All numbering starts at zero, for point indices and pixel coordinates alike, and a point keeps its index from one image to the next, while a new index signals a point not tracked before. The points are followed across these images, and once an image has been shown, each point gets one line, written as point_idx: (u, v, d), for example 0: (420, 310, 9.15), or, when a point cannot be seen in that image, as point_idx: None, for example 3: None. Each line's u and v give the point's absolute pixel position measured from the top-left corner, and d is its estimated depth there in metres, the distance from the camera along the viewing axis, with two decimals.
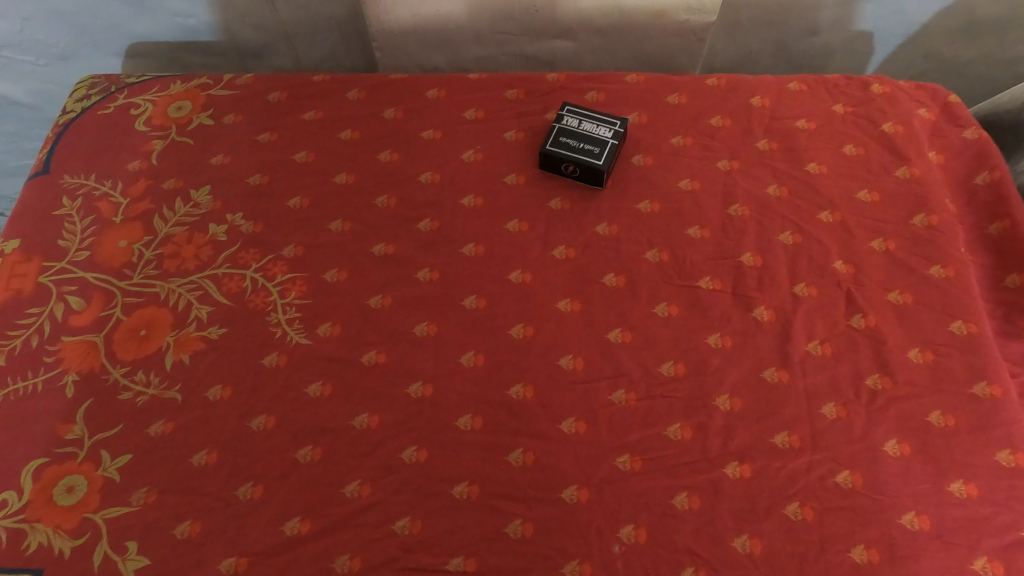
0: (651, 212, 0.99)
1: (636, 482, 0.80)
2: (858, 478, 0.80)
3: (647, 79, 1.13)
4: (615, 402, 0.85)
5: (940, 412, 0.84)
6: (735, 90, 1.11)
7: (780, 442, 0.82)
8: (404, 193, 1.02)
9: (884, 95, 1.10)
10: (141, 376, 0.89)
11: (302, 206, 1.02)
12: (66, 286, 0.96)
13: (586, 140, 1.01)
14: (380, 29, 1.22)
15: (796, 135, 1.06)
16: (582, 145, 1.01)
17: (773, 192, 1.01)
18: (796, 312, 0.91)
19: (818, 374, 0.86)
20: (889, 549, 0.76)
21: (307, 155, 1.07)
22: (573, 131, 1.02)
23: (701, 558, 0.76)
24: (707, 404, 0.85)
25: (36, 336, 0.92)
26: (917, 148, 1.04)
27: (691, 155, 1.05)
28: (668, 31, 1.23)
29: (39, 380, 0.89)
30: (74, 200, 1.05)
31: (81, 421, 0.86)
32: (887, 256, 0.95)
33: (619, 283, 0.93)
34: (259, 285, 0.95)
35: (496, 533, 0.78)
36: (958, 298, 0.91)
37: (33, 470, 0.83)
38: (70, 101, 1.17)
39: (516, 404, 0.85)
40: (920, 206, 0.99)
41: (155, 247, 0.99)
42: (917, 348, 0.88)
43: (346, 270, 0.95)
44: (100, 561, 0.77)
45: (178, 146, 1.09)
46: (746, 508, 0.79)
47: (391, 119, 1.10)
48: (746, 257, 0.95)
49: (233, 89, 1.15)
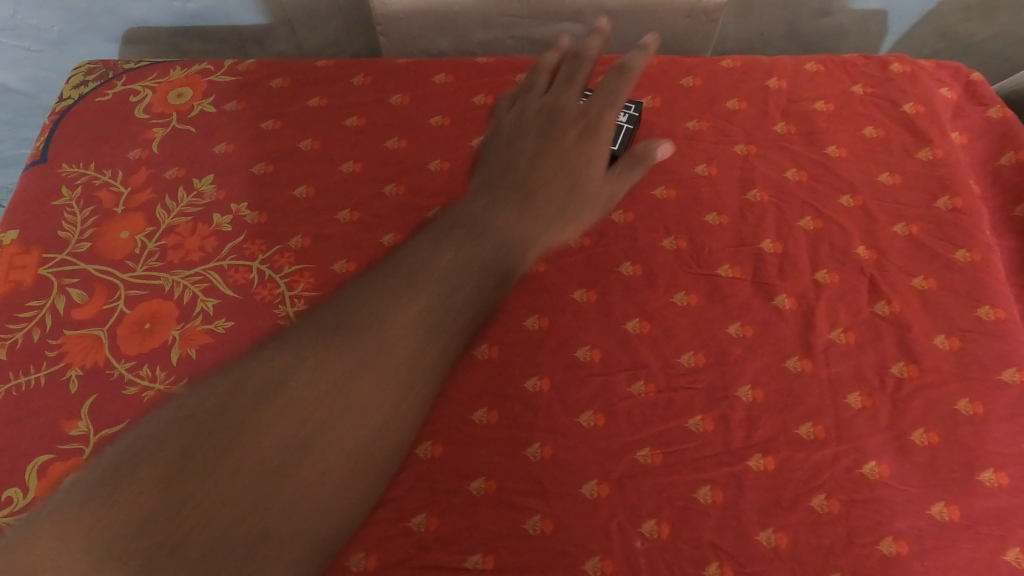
0: (667, 199, 0.97)
1: (657, 475, 0.78)
2: (885, 468, 0.78)
3: (660, 61, 1.10)
4: (634, 394, 0.83)
5: (969, 400, 0.81)
6: (751, 71, 1.08)
7: (804, 432, 0.80)
8: (413, 182, 1.00)
9: (905, 75, 1.06)
10: (146, 370, 0.86)
11: (308, 195, 0.99)
12: (67, 278, 0.94)
13: None
14: (384, 13, 1.19)
15: (815, 117, 1.03)
16: None
17: (792, 176, 0.98)
18: (818, 299, 0.88)
19: (843, 363, 0.84)
20: (919, 541, 0.74)
21: (313, 143, 1.04)
22: None
23: (725, 552, 0.74)
24: (729, 395, 0.83)
25: (38, 330, 0.90)
26: (940, 129, 1.01)
27: (707, 140, 1.02)
28: (680, 11, 1.19)
29: (42, 375, 0.87)
30: (74, 189, 1.02)
31: (86, 417, 0.84)
32: (911, 241, 0.93)
33: (636, 272, 0.91)
34: (267, 278, 0.93)
35: (514, 529, 0.76)
36: (985, 283, 0.89)
37: (38, 467, 0.81)
38: (67, 88, 1.14)
39: (532, 397, 0.83)
40: (943, 189, 0.96)
41: (158, 238, 0.96)
42: (943, 335, 0.86)
43: (356, 261, 0.93)
44: None
45: (179, 134, 1.06)
46: (771, 500, 0.77)
47: (398, 105, 1.07)
48: (766, 243, 0.93)
49: (234, 74, 1.12)
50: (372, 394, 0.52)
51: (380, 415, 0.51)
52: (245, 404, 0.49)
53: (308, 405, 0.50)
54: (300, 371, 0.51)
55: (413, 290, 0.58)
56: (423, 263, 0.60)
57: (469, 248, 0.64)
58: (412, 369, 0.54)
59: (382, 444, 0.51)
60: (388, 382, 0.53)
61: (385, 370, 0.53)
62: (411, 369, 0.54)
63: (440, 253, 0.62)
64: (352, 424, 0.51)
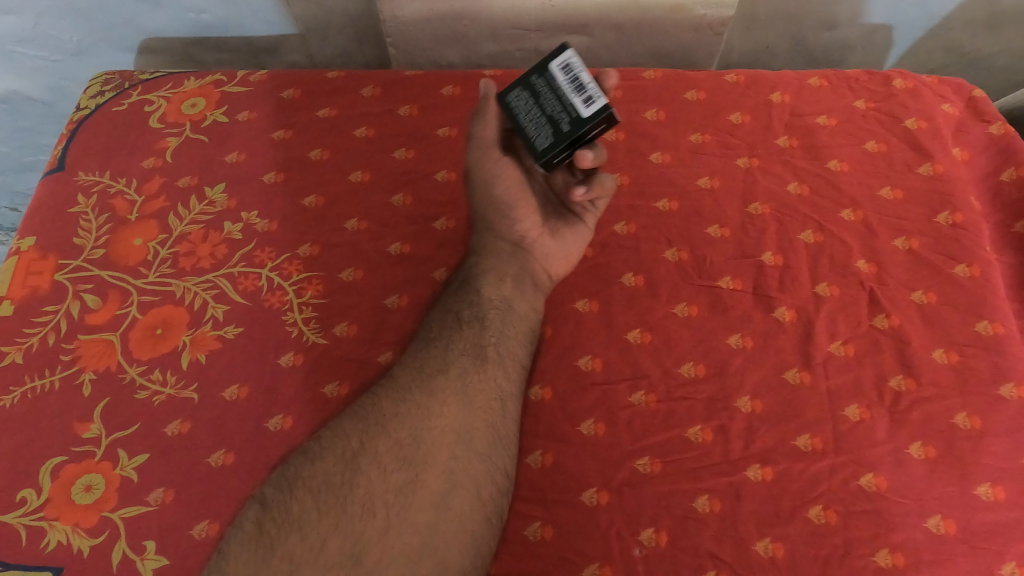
0: (669, 210, 0.98)
1: (657, 483, 0.80)
2: (882, 480, 0.79)
3: (664, 74, 1.11)
4: (634, 403, 0.84)
5: (966, 414, 0.82)
6: (755, 86, 1.10)
7: (803, 444, 0.81)
8: (420, 192, 1.02)
9: (908, 91, 1.07)
10: (157, 375, 0.89)
11: (317, 204, 1.01)
12: (81, 284, 0.96)
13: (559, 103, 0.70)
14: (394, 25, 1.21)
15: (818, 131, 1.04)
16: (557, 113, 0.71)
17: (793, 190, 0.99)
18: (818, 312, 0.90)
19: (842, 375, 0.85)
20: (914, 554, 0.75)
21: (322, 153, 1.06)
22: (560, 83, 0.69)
23: (722, 561, 0.75)
24: (728, 406, 0.84)
25: (53, 335, 0.92)
26: (941, 144, 1.02)
27: (710, 153, 1.03)
28: (686, 25, 1.21)
29: (56, 379, 0.89)
30: (90, 197, 1.04)
31: (99, 420, 0.86)
32: (911, 255, 0.94)
33: (638, 283, 0.93)
34: (276, 285, 0.95)
35: (516, 535, 0.78)
36: (985, 298, 0.89)
37: (52, 468, 0.83)
38: (84, 97, 1.16)
39: (535, 405, 0.85)
40: (944, 205, 0.97)
41: (170, 245, 0.99)
42: (942, 349, 0.87)
43: (363, 269, 0.96)
44: (120, 560, 0.77)
45: (193, 143, 1.09)
46: (769, 510, 0.78)
47: (407, 116, 1.09)
48: (767, 256, 0.94)
49: (246, 85, 1.14)
50: (440, 464, 0.66)
51: (458, 465, 0.66)
52: (358, 506, 0.62)
53: (398, 481, 0.64)
54: (376, 461, 0.64)
55: (441, 394, 0.70)
56: (444, 369, 0.72)
57: (465, 349, 0.74)
58: (464, 430, 0.69)
59: (471, 474, 0.67)
60: (439, 451, 0.66)
61: (433, 441, 0.67)
62: (464, 432, 0.68)
63: (444, 368, 0.72)
64: (458, 479, 0.66)
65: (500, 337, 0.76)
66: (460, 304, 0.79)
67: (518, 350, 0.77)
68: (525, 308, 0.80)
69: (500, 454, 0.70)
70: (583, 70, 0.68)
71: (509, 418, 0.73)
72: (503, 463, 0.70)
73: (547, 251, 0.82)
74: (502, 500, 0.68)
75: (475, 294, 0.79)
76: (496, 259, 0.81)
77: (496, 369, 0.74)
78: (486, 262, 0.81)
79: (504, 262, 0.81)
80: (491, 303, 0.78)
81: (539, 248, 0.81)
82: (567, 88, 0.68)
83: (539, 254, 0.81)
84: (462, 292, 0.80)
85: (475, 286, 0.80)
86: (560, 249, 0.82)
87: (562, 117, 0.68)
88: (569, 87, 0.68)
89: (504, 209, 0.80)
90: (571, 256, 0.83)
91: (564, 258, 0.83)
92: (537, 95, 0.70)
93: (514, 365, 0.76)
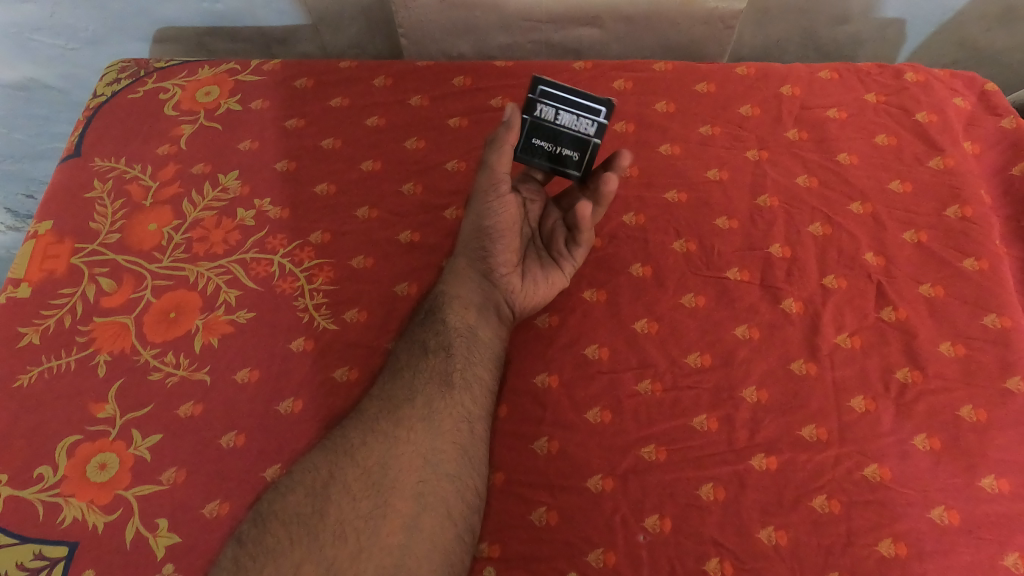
0: (678, 202, 0.99)
1: (661, 471, 0.80)
2: (886, 471, 0.79)
3: (675, 67, 1.11)
4: (640, 392, 0.85)
5: (972, 406, 0.82)
6: (765, 78, 1.10)
7: (808, 434, 0.82)
8: (431, 181, 1.03)
9: (919, 84, 1.07)
10: (171, 357, 0.90)
11: (329, 192, 1.03)
12: (97, 267, 0.98)
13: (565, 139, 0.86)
14: (406, 15, 1.22)
15: (827, 124, 1.05)
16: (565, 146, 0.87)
17: (802, 182, 1.00)
18: (825, 303, 0.90)
19: (848, 367, 0.86)
20: (917, 544, 0.75)
21: (335, 142, 1.07)
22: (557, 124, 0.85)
23: (725, 548, 0.76)
24: (734, 396, 0.84)
25: (69, 317, 0.94)
26: (952, 138, 1.02)
27: (719, 145, 1.04)
28: (697, 18, 1.21)
29: (72, 360, 0.90)
30: (105, 182, 1.06)
31: (113, 401, 0.87)
32: (919, 248, 0.94)
33: (645, 273, 0.93)
34: (288, 271, 0.96)
35: (521, 519, 0.79)
36: (992, 291, 0.90)
37: (67, 446, 0.84)
38: (101, 84, 1.18)
39: (542, 392, 0.86)
40: (953, 198, 0.97)
41: (184, 231, 1.00)
42: (949, 342, 0.87)
43: (373, 256, 0.97)
44: (133, 536, 0.78)
45: (206, 131, 1.10)
46: (772, 499, 0.78)
47: (418, 106, 1.10)
48: (775, 248, 0.94)
49: (260, 74, 1.16)
50: (408, 487, 0.70)
51: (426, 488, 0.71)
52: (329, 535, 0.66)
53: (367, 506, 0.68)
54: (344, 490, 0.69)
55: (407, 422, 0.74)
56: (410, 398, 0.76)
57: (431, 377, 0.78)
58: (431, 454, 0.73)
59: (440, 495, 0.71)
60: (406, 477, 0.71)
61: (400, 468, 0.71)
62: (431, 455, 0.73)
63: (410, 398, 0.76)
64: (427, 500, 0.70)
65: (466, 363, 0.80)
66: (427, 334, 0.83)
67: (484, 374, 0.81)
68: (488, 336, 0.84)
69: (470, 474, 0.74)
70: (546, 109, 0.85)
71: (477, 438, 0.77)
72: (473, 481, 0.74)
73: (514, 286, 0.86)
74: (472, 516, 0.73)
75: (441, 323, 0.83)
76: (461, 291, 0.86)
77: (462, 393, 0.78)
78: (456, 290, 0.86)
79: (471, 291, 0.86)
80: (456, 331, 0.83)
81: (507, 282, 0.86)
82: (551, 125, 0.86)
83: (506, 287, 0.86)
84: (426, 326, 0.84)
85: (441, 315, 0.84)
86: (527, 287, 0.86)
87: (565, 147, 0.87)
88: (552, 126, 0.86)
89: (490, 239, 0.85)
90: (537, 296, 0.87)
91: (531, 295, 0.87)
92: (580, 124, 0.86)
93: (481, 388, 0.80)
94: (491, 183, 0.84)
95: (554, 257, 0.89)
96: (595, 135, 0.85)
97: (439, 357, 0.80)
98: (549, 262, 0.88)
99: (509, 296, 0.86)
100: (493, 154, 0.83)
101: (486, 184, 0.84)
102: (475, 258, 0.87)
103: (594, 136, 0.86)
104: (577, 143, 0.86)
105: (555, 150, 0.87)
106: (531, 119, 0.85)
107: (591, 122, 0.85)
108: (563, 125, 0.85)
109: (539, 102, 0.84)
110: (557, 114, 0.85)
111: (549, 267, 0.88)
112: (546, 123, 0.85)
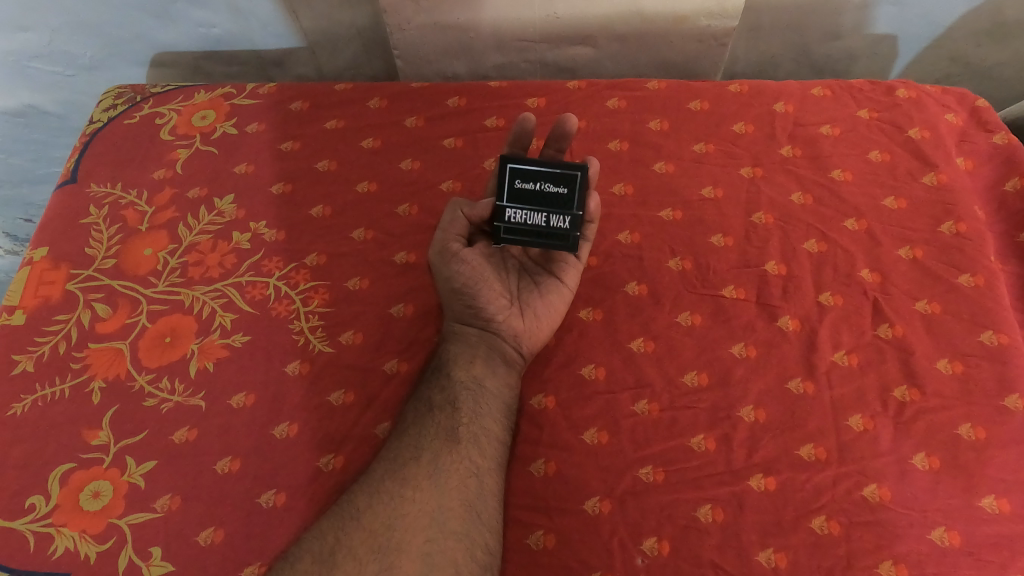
0: (673, 220, 0.99)
1: (659, 493, 0.80)
2: (885, 491, 0.79)
3: (668, 85, 1.12)
4: (637, 412, 0.85)
5: (971, 424, 0.82)
6: (758, 96, 1.10)
7: (806, 454, 0.81)
8: (426, 202, 1.03)
9: (911, 100, 1.08)
10: (166, 383, 0.90)
11: (325, 214, 1.03)
12: (92, 293, 0.98)
13: (538, 196, 0.80)
14: (401, 37, 1.23)
15: (821, 141, 1.05)
16: (538, 186, 0.80)
17: (796, 199, 1.00)
18: (821, 321, 0.90)
19: (845, 385, 0.85)
20: (917, 566, 0.74)
21: (330, 163, 1.08)
22: (550, 202, 0.80)
23: (724, 571, 0.75)
24: (731, 415, 0.84)
25: (63, 344, 0.93)
26: (945, 154, 1.02)
27: (713, 162, 1.04)
28: (690, 36, 1.21)
29: (66, 387, 0.90)
30: (101, 208, 1.06)
31: (107, 427, 0.87)
32: (915, 265, 0.94)
33: (642, 292, 0.93)
34: (283, 294, 0.96)
35: (518, 544, 0.78)
36: (989, 307, 0.89)
37: (60, 475, 0.84)
38: (97, 110, 1.19)
39: (538, 414, 0.86)
40: (948, 214, 0.97)
41: (180, 255, 1.00)
42: (947, 359, 0.86)
43: (369, 278, 0.97)
44: (126, 565, 0.78)
45: (202, 154, 1.11)
46: (771, 520, 0.78)
47: (414, 127, 1.10)
48: (770, 265, 0.94)
49: (256, 97, 1.16)
50: (415, 548, 0.70)
51: (433, 548, 0.70)
52: None
53: (373, 570, 0.68)
54: (350, 555, 0.69)
55: (413, 481, 0.74)
56: (416, 456, 0.77)
57: (437, 433, 0.78)
58: (437, 513, 0.73)
59: (448, 554, 0.70)
60: (412, 538, 0.71)
61: (406, 528, 0.71)
62: (438, 513, 0.73)
63: (416, 456, 0.77)
64: (433, 560, 0.69)
65: (473, 416, 0.80)
66: (432, 391, 0.83)
67: (492, 425, 0.81)
68: (496, 386, 0.84)
69: (480, 530, 0.73)
70: (561, 214, 0.80)
71: (487, 492, 0.76)
72: (484, 538, 0.73)
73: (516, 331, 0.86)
74: None
75: (445, 379, 0.83)
76: (464, 344, 0.86)
77: (468, 447, 0.78)
78: (459, 345, 0.86)
79: (473, 346, 0.86)
80: (460, 385, 0.83)
81: (508, 326, 0.87)
82: (552, 199, 0.80)
83: (510, 333, 0.87)
84: (432, 381, 0.84)
85: (446, 371, 0.84)
86: (530, 324, 0.87)
87: (529, 185, 0.79)
88: (550, 199, 0.80)
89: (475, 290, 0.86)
90: (543, 329, 0.88)
91: (536, 334, 0.87)
92: (517, 212, 0.80)
93: (489, 440, 0.80)
94: (443, 245, 0.85)
95: (553, 289, 0.89)
96: (505, 203, 0.80)
97: (442, 414, 0.80)
98: (550, 283, 0.89)
99: (515, 340, 0.87)
100: (447, 217, 0.87)
101: (438, 247, 0.86)
102: (467, 311, 0.87)
103: (507, 204, 0.80)
104: (522, 197, 0.80)
105: (543, 182, 0.80)
106: (574, 214, 0.80)
107: (508, 223, 0.80)
108: (542, 209, 0.80)
109: (566, 230, 0.80)
110: (549, 217, 0.80)
111: (550, 289, 0.89)
112: (563, 202, 0.80)
